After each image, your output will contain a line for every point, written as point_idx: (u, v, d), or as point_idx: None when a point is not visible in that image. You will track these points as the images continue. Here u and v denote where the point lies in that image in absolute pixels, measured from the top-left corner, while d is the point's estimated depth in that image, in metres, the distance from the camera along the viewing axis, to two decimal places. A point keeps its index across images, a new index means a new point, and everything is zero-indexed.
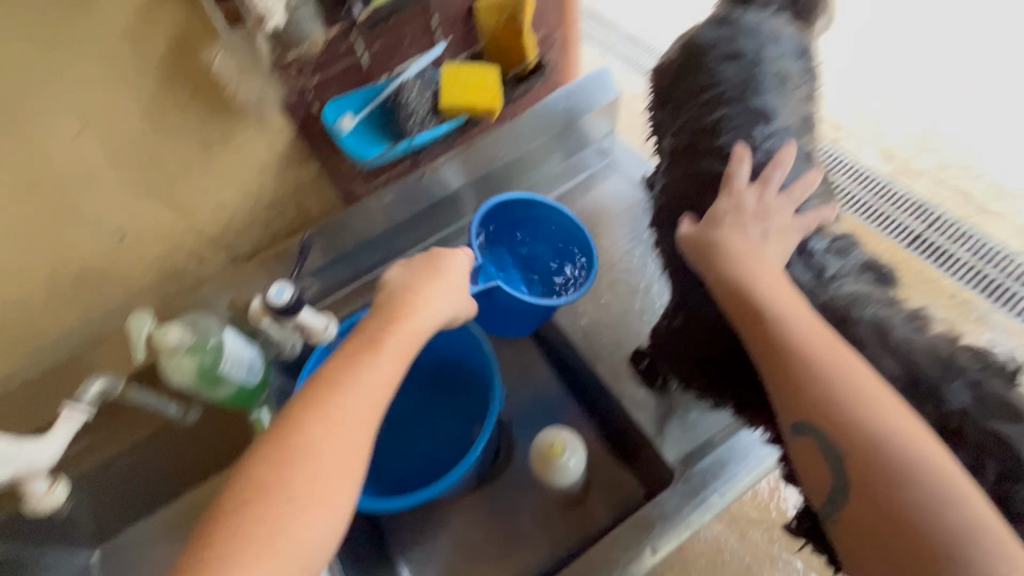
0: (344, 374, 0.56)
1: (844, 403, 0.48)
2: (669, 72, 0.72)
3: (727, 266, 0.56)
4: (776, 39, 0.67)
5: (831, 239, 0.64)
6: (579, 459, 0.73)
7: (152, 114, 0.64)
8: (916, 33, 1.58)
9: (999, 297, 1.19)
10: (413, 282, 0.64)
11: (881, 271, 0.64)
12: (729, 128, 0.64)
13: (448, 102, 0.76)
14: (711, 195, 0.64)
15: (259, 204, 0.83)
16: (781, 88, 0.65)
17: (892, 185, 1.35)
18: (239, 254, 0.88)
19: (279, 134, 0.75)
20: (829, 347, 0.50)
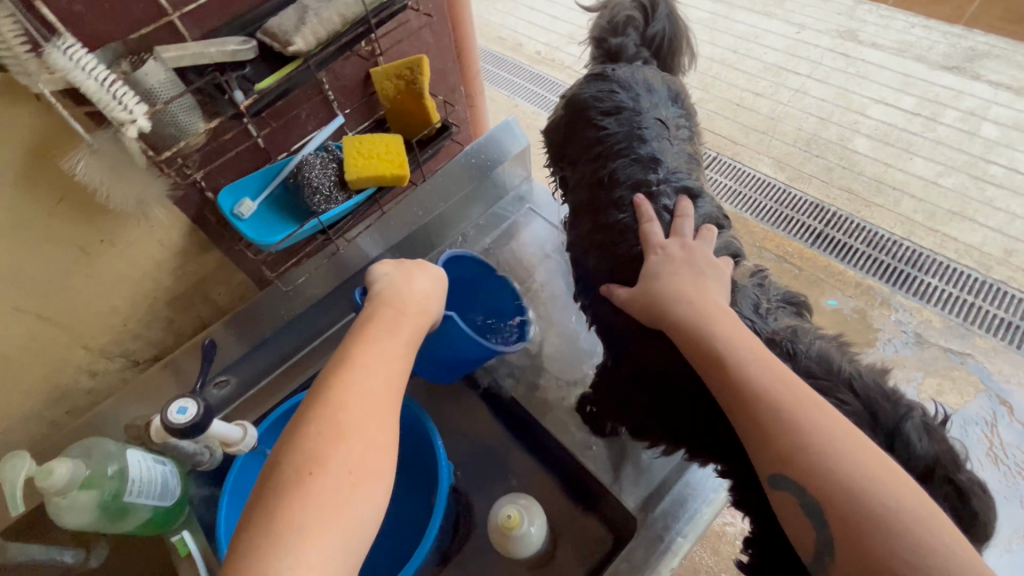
0: (360, 354, 0.50)
1: (811, 441, 0.42)
2: (563, 126, 0.79)
3: (677, 310, 0.53)
4: (648, 89, 0.72)
5: (750, 275, 0.68)
6: (539, 524, 0.71)
7: (11, 228, 0.57)
8: (781, 57, 1.76)
9: (897, 281, 1.29)
10: (395, 301, 0.58)
11: (798, 301, 0.69)
12: (623, 178, 0.68)
13: (353, 174, 0.72)
14: (621, 243, 0.66)
15: (157, 302, 0.75)
16: (663, 134, 0.69)
17: (788, 192, 1.47)
18: (141, 359, 0.79)
19: (170, 228, 0.69)
20: (785, 383, 0.45)
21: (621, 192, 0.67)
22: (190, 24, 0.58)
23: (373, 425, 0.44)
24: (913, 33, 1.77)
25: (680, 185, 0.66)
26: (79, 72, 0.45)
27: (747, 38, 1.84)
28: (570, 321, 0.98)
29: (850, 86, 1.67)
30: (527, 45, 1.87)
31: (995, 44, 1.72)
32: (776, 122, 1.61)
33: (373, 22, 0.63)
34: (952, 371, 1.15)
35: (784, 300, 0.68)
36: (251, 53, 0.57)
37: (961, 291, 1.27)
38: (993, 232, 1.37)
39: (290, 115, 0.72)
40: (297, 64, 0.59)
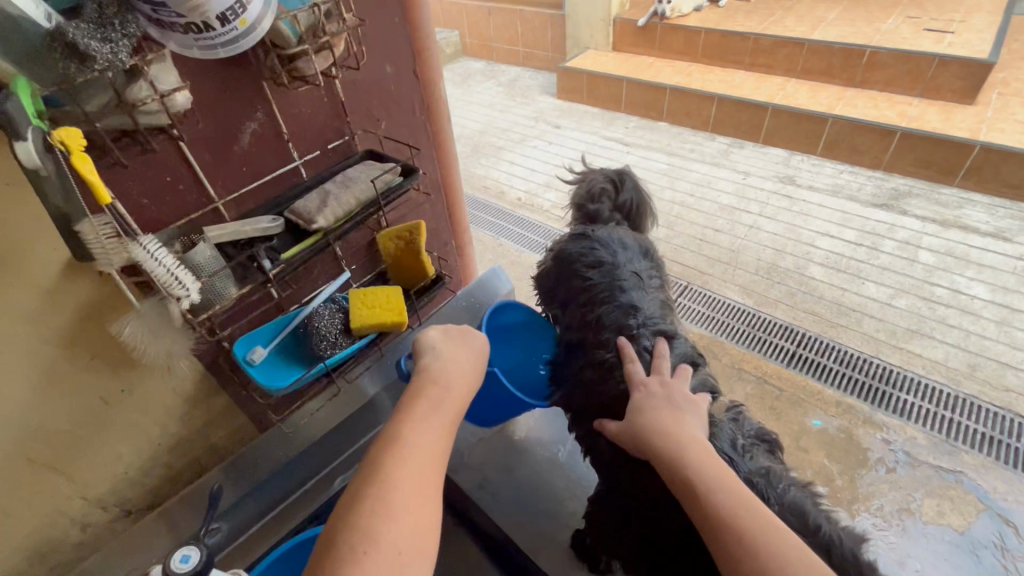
0: (408, 432, 0.55)
1: (761, 548, 0.46)
2: (552, 272, 0.91)
3: (653, 441, 0.59)
4: (624, 246, 0.86)
5: (727, 410, 0.76)
6: None
7: (47, 382, 0.63)
8: (733, 199, 2.03)
9: (876, 400, 1.35)
10: (440, 381, 0.63)
11: (770, 437, 0.77)
12: (609, 322, 0.78)
13: (357, 321, 0.80)
14: (609, 381, 0.74)
15: (160, 448, 0.78)
16: (640, 284, 0.81)
17: (757, 316, 1.60)
18: (134, 508, 0.79)
19: (188, 377, 0.76)
20: (739, 499, 0.51)
21: (609, 333, 0.77)
22: (231, 207, 0.71)
23: (418, 508, 0.49)
24: (843, 178, 2.07)
25: (658, 328, 0.76)
26: (151, 261, 0.55)
27: (703, 183, 2.12)
28: (560, 456, 1.01)
29: (797, 222, 1.91)
30: (511, 193, 2.13)
31: (915, 185, 2.00)
32: (737, 255, 1.80)
33: (383, 201, 0.75)
34: (949, 491, 1.17)
35: (757, 436, 0.75)
36: (278, 228, 0.70)
37: (938, 407, 1.33)
38: (954, 348, 1.47)
39: (306, 277, 0.84)
40: (317, 237, 0.69)
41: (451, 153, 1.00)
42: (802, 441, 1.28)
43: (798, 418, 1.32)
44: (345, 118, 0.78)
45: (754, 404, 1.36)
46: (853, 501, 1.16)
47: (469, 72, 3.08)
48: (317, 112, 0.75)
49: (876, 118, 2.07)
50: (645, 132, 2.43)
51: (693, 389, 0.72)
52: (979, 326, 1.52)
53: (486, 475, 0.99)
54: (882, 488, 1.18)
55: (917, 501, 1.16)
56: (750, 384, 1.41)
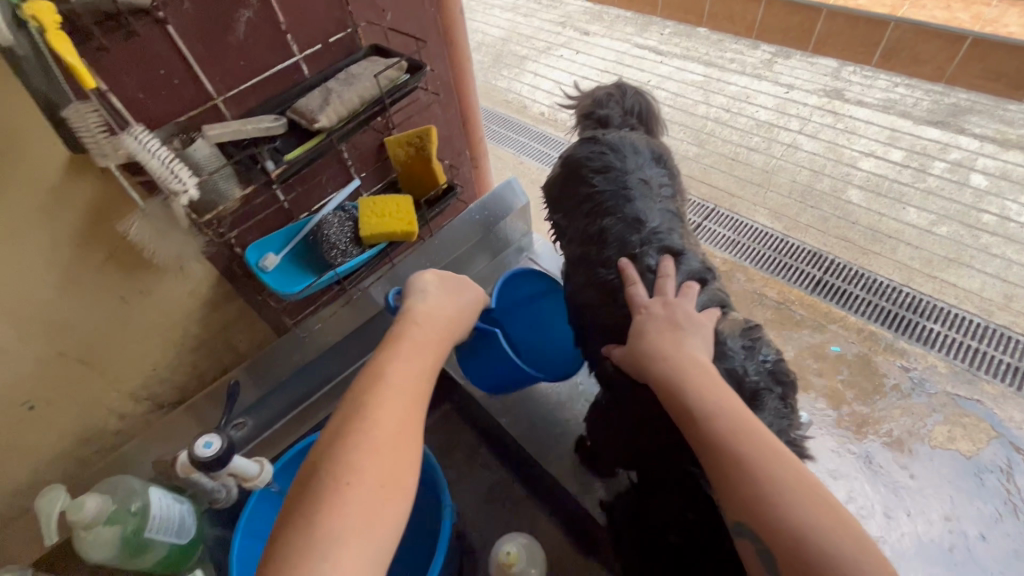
0: (392, 372, 0.57)
1: (760, 475, 0.47)
2: (558, 181, 0.86)
3: (655, 367, 0.59)
4: (635, 150, 0.80)
5: (744, 337, 0.70)
6: (538, 567, 0.71)
7: (63, 281, 0.64)
8: (772, 114, 1.88)
9: (902, 328, 1.32)
10: (428, 328, 0.64)
11: (788, 374, 0.70)
12: (613, 236, 0.75)
13: (368, 230, 0.79)
14: (613, 304, 0.72)
15: (185, 348, 0.82)
16: (647, 194, 0.77)
17: (785, 241, 1.53)
18: (166, 402, 0.85)
19: (202, 281, 0.77)
20: (739, 423, 0.51)
21: (610, 252, 0.74)
22: (231, 106, 0.67)
23: (404, 444, 0.51)
24: (897, 92, 1.88)
25: (663, 245, 0.72)
26: (145, 153, 0.54)
27: (742, 97, 1.95)
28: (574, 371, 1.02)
29: (841, 141, 1.76)
30: (532, 107, 2.02)
31: (979, 100, 1.81)
32: (770, 175, 1.70)
33: (388, 101, 0.71)
34: (963, 418, 1.16)
35: (772, 370, 0.69)
36: (281, 128, 0.66)
37: (963, 336, 1.29)
38: (993, 278, 1.40)
39: (314, 181, 0.82)
40: (320, 138, 0.67)
41: (462, 51, 0.94)
42: (817, 366, 1.27)
43: (817, 344, 1.31)
44: (347, 8, 0.72)
45: (771, 328, 1.35)
46: (863, 425, 1.16)
47: None
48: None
49: (945, 20, 1.83)
50: (681, 40, 2.23)
51: (698, 307, 0.69)
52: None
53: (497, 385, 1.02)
54: (893, 413, 1.18)
55: (928, 426, 1.16)
56: (770, 309, 1.38)
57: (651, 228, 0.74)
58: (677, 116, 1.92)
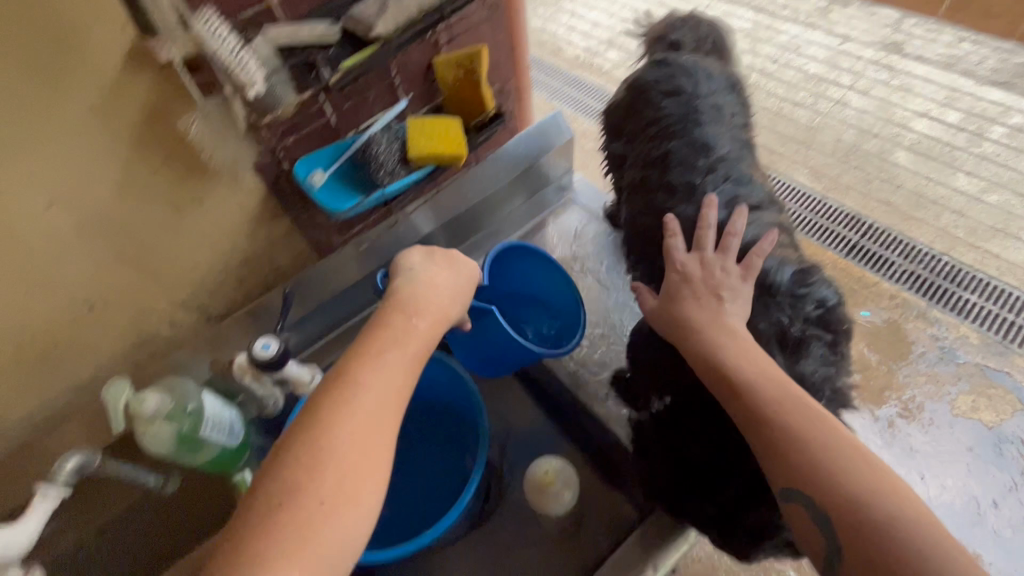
0: (354, 370, 0.53)
1: (812, 443, 0.50)
2: (620, 108, 0.82)
3: (698, 338, 0.61)
4: (708, 76, 0.77)
5: (798, 278, 0.68)
6: (572, 490, 0.73)
7: (122, 181, 0.64)
8: (823, 67, 1.77)
9: (935, 297, 1.28)
10: (401, 319, 0.59)
11: (834, 321, 0.68)
12: (675, 159, 0.73)
13: (417, 152, 0.78)
14: (666, 228, 0.72)
15: (233, 262, 0.83)
16: (717, 119, 0.74)
17: (824, 203, 1.47)
18: (213, 313, 0.87)
19: (251, 193, 0.77)
20: (790, 395, 0.54)
21: (672, 175, 0.73)
22: (284, 6, 0.63)
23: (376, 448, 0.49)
24: (962, 48, 1.75)
25: (726, 171, 0.71)
26: (213, 41, 0.56)
27: (791, 48, 1.84)
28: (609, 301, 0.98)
29: (894, 99, 1.66)
30: (568, 50, 1.92)
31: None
32: (815, 133, 1.62)
33: (445, 12, 0.69)
34: (989, 389, 1.15)
35: (820, 316, 0.67)
36: (336, 35, 0.64)
37: (999, 309, 1.25)
38: None
39: (362, 98, 0.79)
40: (377, 46, 0.64)
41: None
42: None
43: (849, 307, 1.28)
44: None
45: None
46: (885, 389, 1.16)
47: None
48: None
49: None
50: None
51: (750, 240, 0.69)
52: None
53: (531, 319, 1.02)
54: (918, 380, 1.17)
55: (952, 394, 1.14)
56: None
57: (720, 155, 0.73)
58: None
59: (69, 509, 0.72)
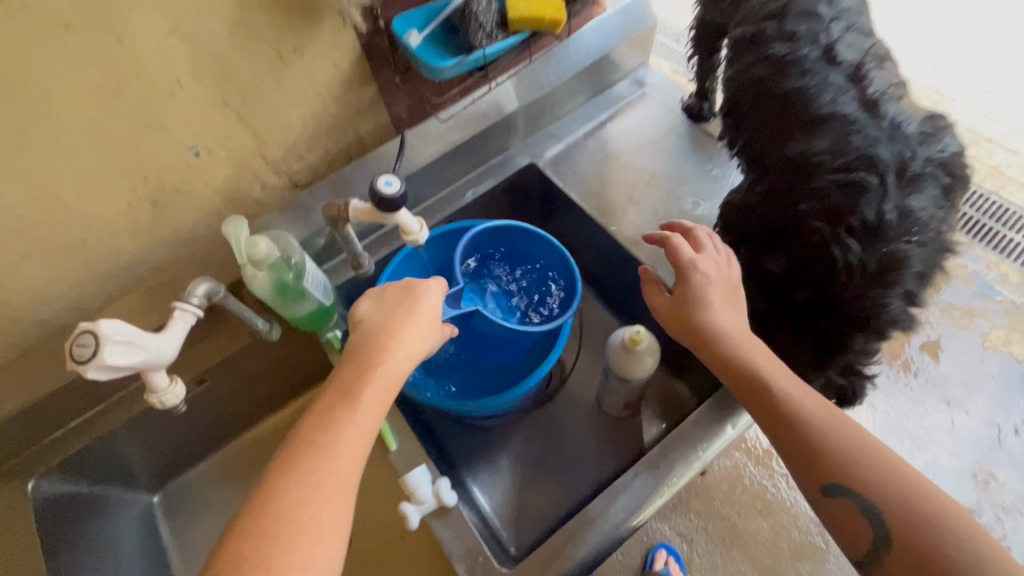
0: (315, 433, 0.53)
1: (850, 451, 0.57)
2: None
3: (720, 345, 0.66)
4: None
5: (924, 122, 0.64)
6: (653, 355, 0.76)
7: (236, 18, 0.64)
8: None
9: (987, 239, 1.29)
10: (364, 360, 0.59)
11: (957, 167, 0.63)
12: (797, 8, 0.67)
13: (516, 14, 0.75)
14: (779, 80, 0.67)
15: (321, 129, 0.83)
16: None
17: None
18: (299, 182, 0.88)
19: (346, 51, 0.76)
20: (819, 405, 0.61)
21: (794, 22, 0.67)
22: None
23: (353, 453, 0.53)
24: None
25: (851, 21, 0.67)
26: None
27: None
28: (685, 191, 0.95)
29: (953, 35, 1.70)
30: None
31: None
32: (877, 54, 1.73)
33: None
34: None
35: (944, 162, 0.62)
36: None
37: None
38: None
39: None
40: None
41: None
42: None
43: None
44: None
45: None
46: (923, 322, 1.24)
47: None
48: None
49: None
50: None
51: (876, 89, 0.63)
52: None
53: (594, 199, 0.96)
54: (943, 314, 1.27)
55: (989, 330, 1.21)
56: None
57: (841, 9, 0.68)
58: None
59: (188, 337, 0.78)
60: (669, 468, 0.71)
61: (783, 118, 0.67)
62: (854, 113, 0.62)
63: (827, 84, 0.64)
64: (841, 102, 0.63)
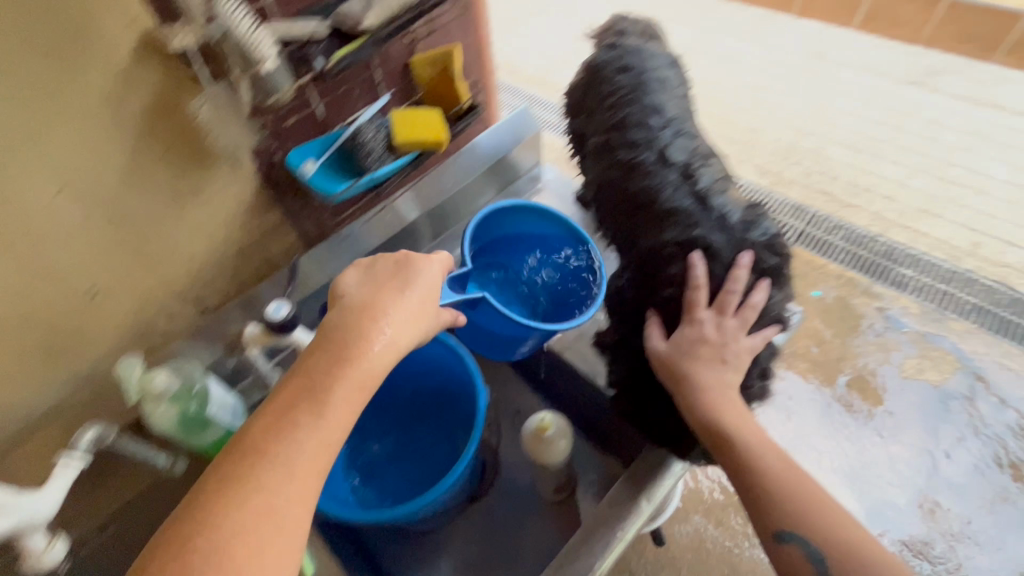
0: (272, 454, 0.52)
1: (806, 506, 0.67)
2: (578, 89, 0.91)
3: (699, 399, 0.73)
4: (653, 52, 0.87)
5: (747, 210, 0.79)
6: (567, 439, 0.79)
7: (127, 170, 0.68)
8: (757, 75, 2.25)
9: (871, 272, 1.68)
10: (338, 352, 0.58)
11: (777, 245, 0.78)
12: (632, 123, 0.82)
13: (403, 138, 0.85)
14: (629, 181, 0.80)
15: (228, 254, 0.87)
16: (664, 86, 0.84)
17: (771, 196, 1.88)
18: (209, 306, 0.90)
19: (246, 185, 0.82)
20: (782, 461, 0.70)
21: (632, 134, 0.81)
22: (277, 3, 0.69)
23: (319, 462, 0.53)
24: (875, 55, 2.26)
25: (679, 128, 0.81)
26: (232, 10, 0.58)
27: (730, 78, 2.25)
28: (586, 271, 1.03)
29: (810, 118, 2.08)
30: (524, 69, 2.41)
31: (891, 88, 2.14)
32: (755, 133, 2.07)
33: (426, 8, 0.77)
34: (931, 352, 1.53)
35: (766, 242, 0.77)
36: (325, 30, 0.72)
37: (933, 280, 1.66)
38: (961, 227, 1.78)
39: (345, 95, 0.86)
40: (365, 38, 0.73)
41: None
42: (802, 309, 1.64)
43: (802, 289, 1.67)
44: None
45: None
46: (840, 360, 1.54)
47: None
48: None
49: None
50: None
51: (705, 186, 0.77)
52: (907, 218, 1.79)
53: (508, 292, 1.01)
54: (868, 348, 1.55)
55: (900, 359, 1.53)
56: None
57: (670, 117, 0.81)
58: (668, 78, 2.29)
59: (82, 486, 0.73)
60: (590, 552, 0.72)
61: (637, 212, 0.80)
62: (690, 207, 0.76)
63: (665, 184, 0.78)
64: (678, 199, 0.77)
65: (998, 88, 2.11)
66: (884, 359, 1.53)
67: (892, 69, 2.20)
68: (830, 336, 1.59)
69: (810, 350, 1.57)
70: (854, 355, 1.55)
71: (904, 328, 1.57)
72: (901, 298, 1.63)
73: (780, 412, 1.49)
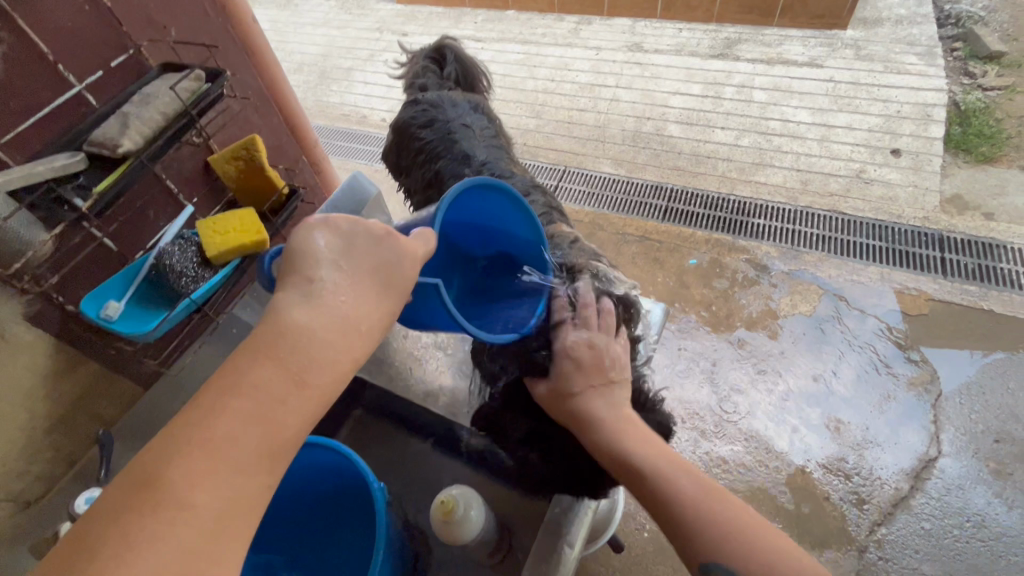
0: (189, 486, 0.40)
1: (719, 526, 0.59)
2: (399, 144, 1.16)
3: (596, 430, 0.72)
4: (453, 104, 1.13)
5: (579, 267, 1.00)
6: (477, 508, 0.77)
7: None
8: (590, 75, 2.39)
9: (733, 229, 1.82)
10: (280, 351, 0.46)
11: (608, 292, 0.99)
12: (447, 169, 1.04)
13: (214, 250, 0.77)
14: None
15: (38, 432, 0.77)
16: (467, 131, 1.07)
17: (630, 183, 2.00)
18: (31, 497, 0.78)
19: (33, 353, 0.73)
20: (689, 477, 0.64)
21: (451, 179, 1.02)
22: (15, 153, 0.68)
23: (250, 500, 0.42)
24: (683, 37, 2.49)
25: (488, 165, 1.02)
26: None
27: (568, 82, 2.37)
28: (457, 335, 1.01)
29: (644, 103, 2.24)
30: (371, 115, 2.37)
31: (702, 63, 2.36)
32: (602, 128, 2.18)
33: (195, 111, 0.74)
34: (800, 286, 1.67)
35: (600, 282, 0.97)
36: (81, 163, 0.65)
37: (783, 223, 1.81)
38: (790, 170, 1.94)
39: (141, 218, 0.83)
40: (128, 163, 0.67)
41: (278, 75, 1.10)
42: (684, 279, 1.74)
43: (679, 261, 1.78)
44: (122, 30, 0.79)
45: (641, 261, 1.80)
46: (729, 315, 1.64)
47: (318, 7, 3.01)
48: (85, 24, 0.74)
49: None
50: (480, 55, 2.57)
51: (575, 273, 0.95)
52: (747, 172, 1.96)
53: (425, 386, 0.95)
54: (749, 297, 1.67)
55: (782, 296, 1.66)
56: (634, 243, 1.84)
57: (479, 159, 1.04)
58: (512, 95, 2.36)
59: None
60: None
61: None
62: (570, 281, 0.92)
63: None
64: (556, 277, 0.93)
65: (786, 42, 2.39)
66: (764, 303, 1.66)
67: (700, 46, 2.43)
68: (714, 296, 1.69)
69: (701, 315, 1.66)
70: (739, 307, 1.66)
71: (774, 271, 1.72)
72: (763, 246, 1.77)
73: (690, 379, 1.54)
